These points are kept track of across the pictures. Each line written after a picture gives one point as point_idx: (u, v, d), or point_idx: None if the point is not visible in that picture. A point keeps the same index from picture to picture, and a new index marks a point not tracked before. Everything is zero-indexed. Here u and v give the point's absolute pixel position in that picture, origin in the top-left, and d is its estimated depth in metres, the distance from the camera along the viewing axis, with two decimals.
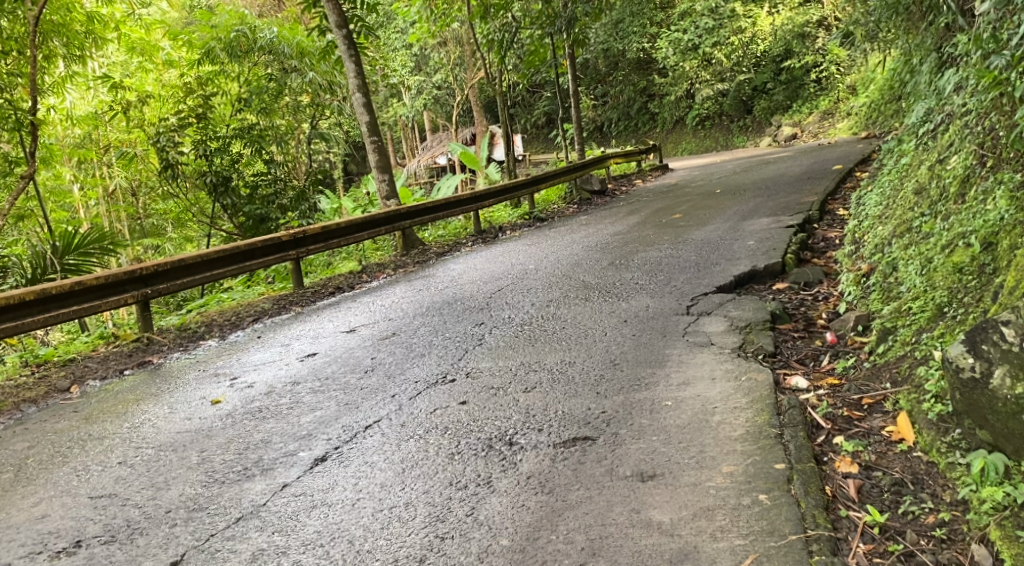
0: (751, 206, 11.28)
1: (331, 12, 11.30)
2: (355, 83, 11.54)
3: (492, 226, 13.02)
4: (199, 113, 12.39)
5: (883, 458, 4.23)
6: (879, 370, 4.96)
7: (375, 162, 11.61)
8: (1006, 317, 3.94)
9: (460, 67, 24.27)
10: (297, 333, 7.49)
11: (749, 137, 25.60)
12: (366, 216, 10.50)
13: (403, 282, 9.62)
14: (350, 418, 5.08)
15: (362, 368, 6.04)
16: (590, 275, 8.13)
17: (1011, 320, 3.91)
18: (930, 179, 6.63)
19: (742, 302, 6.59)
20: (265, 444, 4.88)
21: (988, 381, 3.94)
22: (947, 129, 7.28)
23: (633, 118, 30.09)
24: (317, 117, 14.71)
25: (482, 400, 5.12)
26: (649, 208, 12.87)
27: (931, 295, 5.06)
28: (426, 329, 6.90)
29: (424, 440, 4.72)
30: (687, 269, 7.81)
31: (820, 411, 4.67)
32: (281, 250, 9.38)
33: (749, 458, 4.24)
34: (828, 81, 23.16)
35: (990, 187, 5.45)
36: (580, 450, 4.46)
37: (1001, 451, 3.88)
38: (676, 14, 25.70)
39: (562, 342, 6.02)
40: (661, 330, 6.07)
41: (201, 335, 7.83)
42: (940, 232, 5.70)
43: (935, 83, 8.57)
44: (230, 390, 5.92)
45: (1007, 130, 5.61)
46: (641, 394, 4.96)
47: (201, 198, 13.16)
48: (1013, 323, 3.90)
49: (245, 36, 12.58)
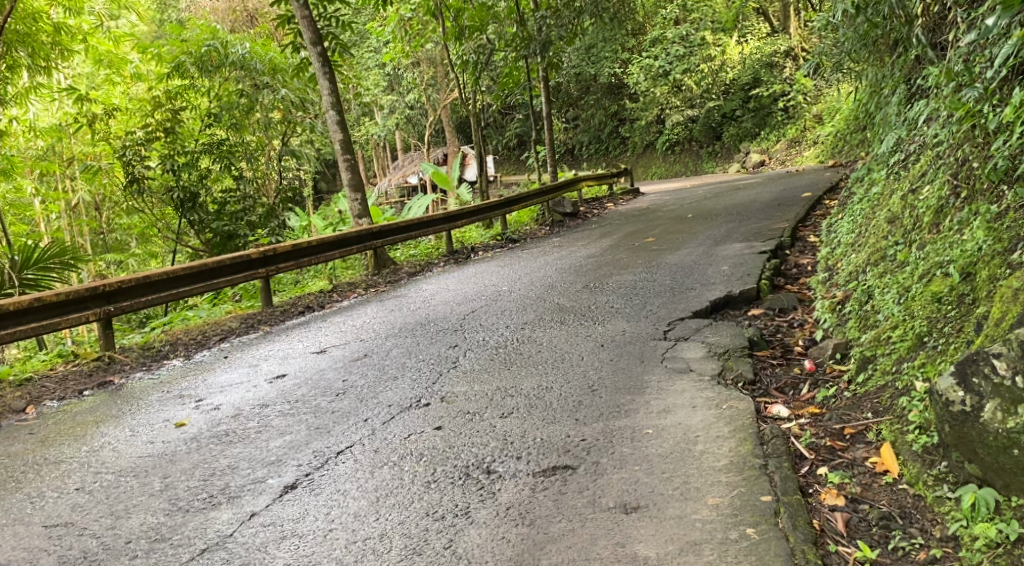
0: (723, 232, 11.29)
1: (305, 29, 11.14)
2: (328, 101, 11.40)
3: (464, 247, 12.92)
4: (167, 127, 12.21)
5: (869, 491, 4.17)
6: (861, 399, 4.91)
7: (348, 181, 11.43)
8: (997, 349, 3.92)
9: (432, 88, 24.23)
10: (265, 353, 7.30)
11: (718, 163, 25.73)
12: (338, 235, 10.34)
13: (375, 301, 9.47)
14: (321, 443, 4.93)
15: (332, 390, 5.89)
16: (565, 298, 8.05)
17: (1002, 353, 3.88)
18: (903, 208, 6.64)
19: (719, 327, 6.54)
20: (231, 470, 4.71)
21: (978, 415, 3.91)
22: (918, 160, 7.32)
23: (604, 142, 30.25)
24: (288, 134, 14.50)
25: (458, 426, 4.99)
26: (621, 231, 12.85)
27: (910, 324, 5.01)
28: (399, 351, 6.76)
29: (399, 467, 4.58)
30: (663, 293, 7.77)
31: (802, 441, 4.61)
32: (250, 267, 9.19)
33: (734, 490, 4.16)
34: (795, 110, 23.39)
35: (966, 218, 5.45)
36: (560, 479, 4.35)
37: (991, 486, 3.84)
38: (648, 41, 25.74)
39: (539, 366, 5.92)
40: (638, 355, 5.99)
41: (165, 354, 7.62)
42: (916, 261, 5.69)
43: (904, 114, 8.67)
44: (196, 412, 5.73)
45: (982, 161, 5.64)
46: (620, 422, 4.86)
47: (167, 214, 12.93)
48: (1004, 357, 3.88)
49: (216, 51, 12.35)
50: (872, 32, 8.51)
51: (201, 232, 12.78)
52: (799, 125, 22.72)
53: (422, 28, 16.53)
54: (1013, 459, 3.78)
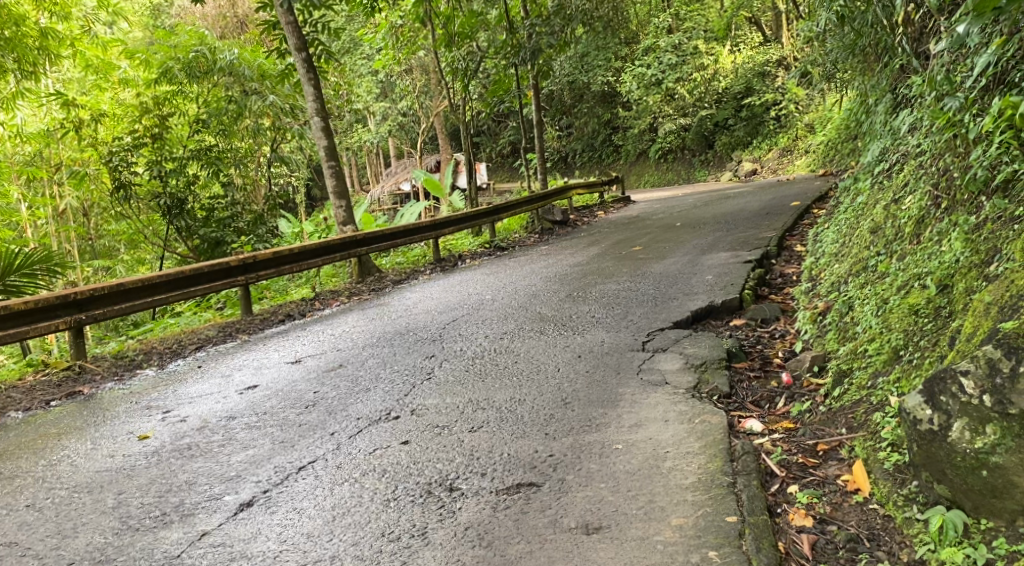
0: (710, 240, 11.20)
1: (290, 34, 11.03)
2: (313, 107, 11.26)
3: (452, 255, 12.80)
4: (154, 133, 12.07)
5: (838, 511, 4.07)
6: (835, 414, 4.81)
7: (332, 188, 11.29)
8: (965, 366, 3.81)
9: (425, 95, 24.11)
10: (239, 363, 7.18)
11: (710, 171, 25.72)
12: (321, 242, 10.20)
13: (357, 310, 9.35)
14: (283, 458, 4.82)
15: (302, 402, 5.77)
16: (547, 307, 7.94)
17: (970, 371, 3.78)
18: (885, 219, 6.55)
19: (698, 339, 6.43)
20: (188, 486, 4.60)
21: (947, 434, 3.82)
22: (901, 170, 7.24)
23: (597, 150, 30.22)
24: (278, 141, 14.35)
25: (425, 440, 4.88)
26: (609, 239, 12.74)
27: (887, 337, 4.92)
28: (375, 361, 6.64)
29: (359, 484, 4.47)
30: (645, 303, 7.67)
31: (774, 457, 4.51)
32: (230, 275, 9.04)
33: (699, 510, 4.05)
34: (787, 119, 23.36)
35: (945, 229, 5.37)
36: (522, 498, 4.23)
37: (960, 508, 3.75)
38: (641, 49, 25.71)
39: (513, 378, 5.81)
40: (615, 367, 5.88)
41: (137, 364, 7.49)
42: (896, 272, 5.60)
43: (890, 123, 8.60)
44: (161, 424, 5.61)
45: (961, 171, 5.56)
46: (591, 436, 4.75)
47: (155, 220, 12.86)
48: (972, 375, 3.78)
49: (204, 57, 12.17)
50: (858, 41, 8.44)
51: (188, 238, 12.62)
52: (791, 134, 22.66)
53: (413, 35, 16.42)
54: (982, 480, 3.69)
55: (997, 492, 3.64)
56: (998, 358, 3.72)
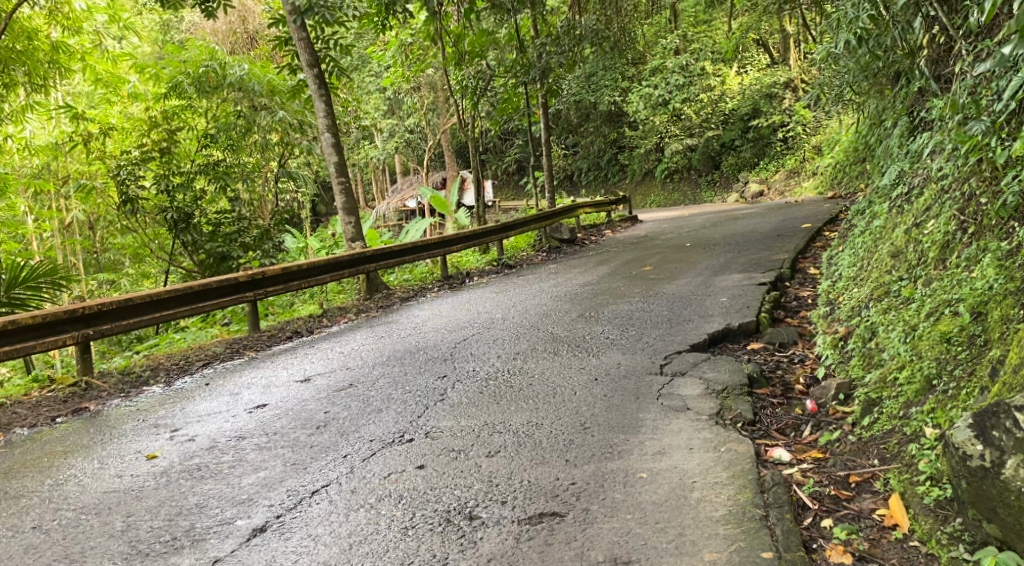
0: (721, 262, 11.08)
1: (302, 50, 10.94)
2: (324, 123, 11.17)
3: (459, 272, 12.68)
4: (162, 147, 11.94)
5: (877, 548, 3.95)
6: (867, 444, 4.66)
7: (341, 204, 11.15)
8: (1020, 401, 3.70)
9: (433, 112, 24.03)
10: (248, 380, 7.04)
11: (716, 192, 25.61)
12: (329, 258, 10.08)
13: (366, 327, 9.24)
14: (296, 481, 4.68)
15: (313, 423, 5.63)
16: (559, 327, 7.79)
17: None
18: (907, 242, 6.42)
19: (717, 362, 6.30)
20: (200, 509, 4.46)
21: (1000, 471, 3.68)
22: (921, 193, 7.13)
23: (603, 168, 30.12)
24: (286, 156, 14.26)
25: (441, 465, 4.74)
26: (618, 259, 12.62)
27: (917, 365, 4.77)
28: (387, 381, 6.49)
29: (376, 510, 4.34)
30: (660, 324, 7.54)
31: (805, 489, 4.37)
32: (238, 291, 8.93)
33: (733, 544, 3.94)
34: (794, 141, 23.29)
35: (974, 255, 5.26)
36: (546, 528, 4.11)
37: (1013, 549, 3.63)
38: (647, 70, 25.52)
39: (529, 400, 5.66)
40: (633, 391, 5.73)
41: (144, 381, 7.35)
42: (922, 298, 5.46)
43: (905, 146, 8.52)
44: (169, 444, 5.48)
45: (991, 197, 5.46)
46: (614, 463, 4.62)
47: (161, 234, 12.73)
48: None
49: (214, 71, 12.11)
50: (873, 63, 8.35)
51: (195, 252, 12.29)
52: (798, 155, 22.57)
53: (423, 53, 16.36)
54: None
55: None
56: None
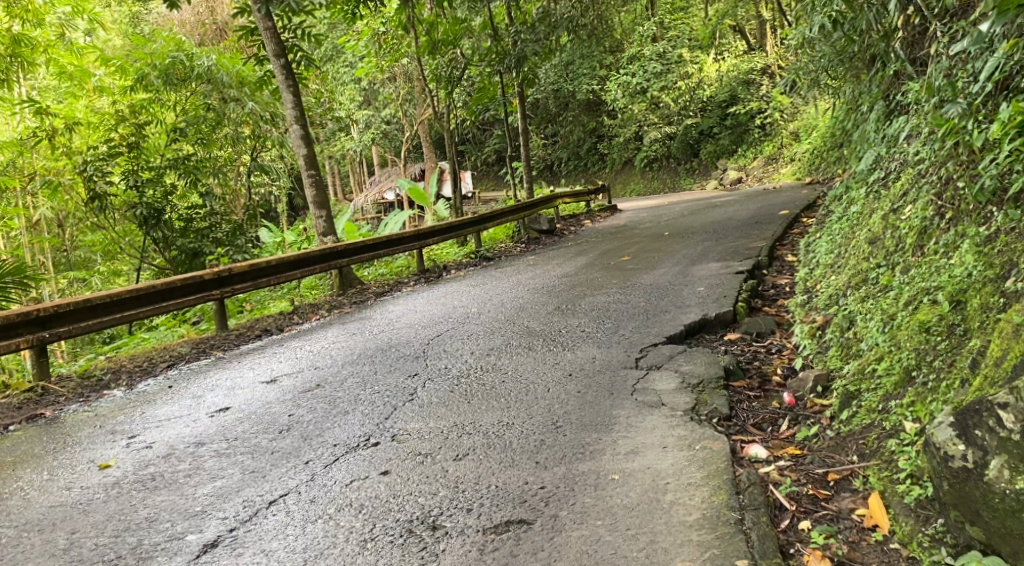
0: (699, 251, 10.91)
1: (268, 40, 10.58)
2: (292, 115, 10.83)
3: (435, 265, 12.44)
4: (131, 142, 11.62)
5: (856, 551, 3.81)
6: (845, 439, 4.52)
7: (312, 198, 10.83)
8: (1003, 399, 3.56)
9: (409, 103, 23.69)
10: (212, 382, 6.81)
11: (696, 179, 25.47)
12: (300, 254, 9.80)
13: (338, 324, 9.02)
14: (253, 490, 4.52)
15: (276, 426, 5.41)
16: (535, 321, 7.59)
17: (1009, 404, 3.53)
18: (884, 229, 6.27)
19: (693, 355, 6.14)
20: (149, 524, 4.31)
21: (983, 472, 3.54)
22: (897, 178, 7.01)
23: (582, 158, 29.88)
24: (259, 149, 13.98)
25: (406, 470, 4.56)
26: (597, 249, 12.41)
27: (896, 357, 4.63)
28: (355, 381, 6.28)
29: (334, 522, 4.18)
30: (636, 315, 7.37)
31: (782, 489, 4.23)
32: (204, 289, 8.64)
33: (706, 552, 3.79)
34: (772, 127, 23.18)
35: (952, 241, 5.11)
36: (512, 538, 3.95)
37: (996, 553, 3.50)
38: (625, 58, 25.40)
39: (501, 399, 5.47)
40: (608, 387, 5.55)
41: (105, 385, 7.10)
42: (900, 286, 5.32)
43: (882, 131, 8.40)
44: (124, 451, 5.27)
45: (968, 182, 5.33)
46: (585, 465, 4.46)
47: (131, 231, 12.33)
48: (1011, 408, 3.53)
49: (181, 63, 11.80)
50: (849, 47, 8.22)
51: (166, 248, 12.14)
52: (776, 142, 22.45)
53: (397, 43, 15.90)
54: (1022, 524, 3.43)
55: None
56: None
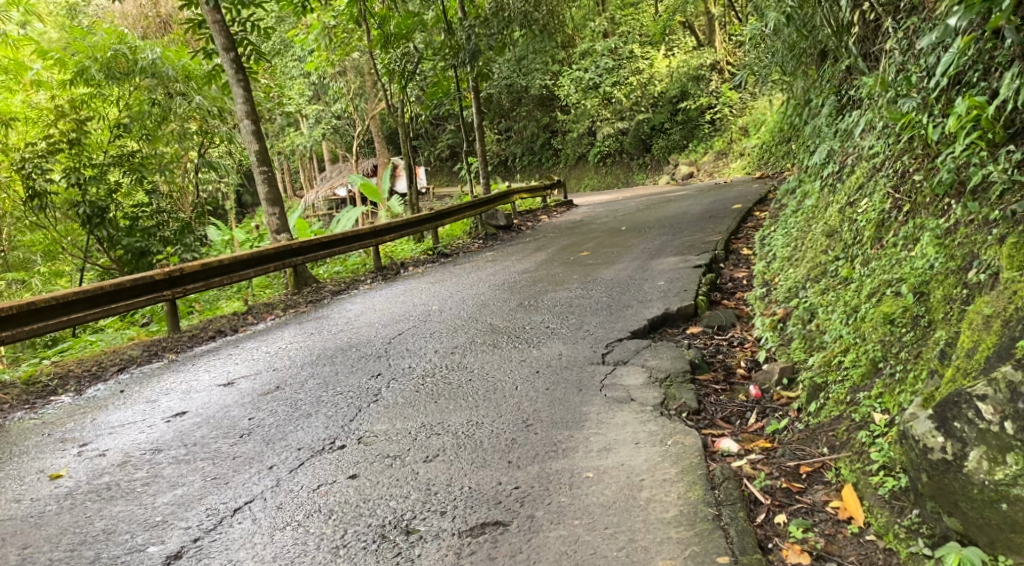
0: (656, 245, 10.94)
1: (218, 34, 10.32)
2: (243, 110, 10.58)
3: (392, 262, 12.30)
4: (71, 138, 11.13)
5: (833, 544, 3.83)
6: (815, 432, 4.55)
7: (265, 196, 10.61)
8: (982, 390, 3.60)
9: (360, 98, 23.40)
10: (167, 386, 6.63)
11: (648, 174, 25.64)
12: (253, 253, 9.59)
13: (295, 323, 8.84)
14: (216, 498, 4.40)
15: (237, 431, 5.27)
16: (498, 318, 7.53)
17: (988, 396, 3.58)
18: (841, 222, 6.33)
19: (659, 349, 6.13)
20: (107, 536, 4.17)
21: (962, 464, 3.59)
22: (852, 171, 7.09)
23: (537, 153, 29.87)
24: (206, 145, 13.68)
25: (375, 473, 4.47)
26: (555, 245, 12.38)
27: (862, 348, 4.67)
28: (316, 382, 6.15)
29: (304, 529, 4.09)
30: (600, 311, 7.35)
31: (756, 483, 4.24)
32: (155, 290, 8.40)
33: (687, 550, 3.78)
34: (721, 123, 23.43)
35: (910, 233, 5.15)
36: (489, 540, 3.90)
37: (974, 544, 3.54)
38: (577, 53, 25.49)
39: (469, 398, 5.40)
40: (576, 383, 5.51)
41: (52, 390, 6.87)
42: (861, 278, 5.36)
43: (834, 126, 8.49)
44: (76, 460, 5.09)
45: (925, 175, 5.39)
46: (559, 463, 4.42)
47: (74, 229, 11.86)
48: (990, 399, 3.57)
49: (124, 56, 11.42)
50: (800, 43, 8.31)
51: (111, 248, 11.82)
52: (725, 137, 22.70)
53: (348, 37, 15.66)
54: (1001, 514, 3.48)
55: (1016, 527, 3.43)
56: (1018, 380, 3.52)
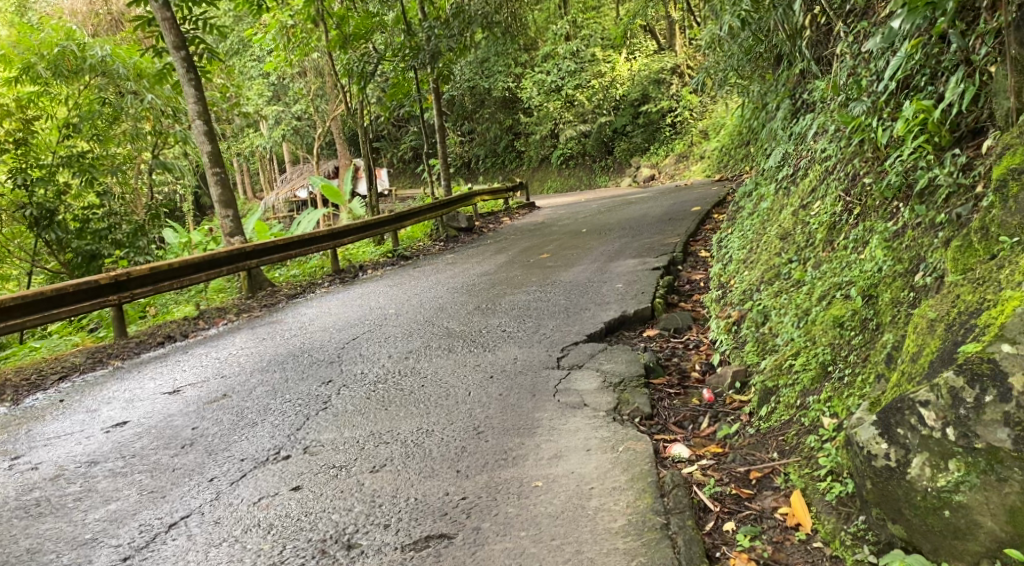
0: (615, 248, 10.92)
1: (168, 32, 10.04)
2: (195, 110, 10.33)
3: (349, 264, 12.14)
4: (17, 138, 10.89)
5: (781, 552, 3.81)
6: (765, 436, 4.53)
7: (218, 198, 10.38)
8: (924, 397, 3.57)
9: (319, 99, 23.17)
10: (109, 394, 6.45)
11: (611, 177, 25.69)
12: (206, 256, 9.37)
13: (246, 328, 8.66)
14: (150, 513, 4.26)
15: (178, 441, 5.12)
16: (454, 322, 7.44)
17: (929, 402, 3.54)
18: (794, 225, 6.34)
19: (614, 353, 6.08)
20: (32, 556, 4.02)
21: (905, 471, 3.58)
22: (806, 174, 7.10)
23: (499, 155, 29.79)
24: (160, 146, 13.49)
25: (319, 485, 4.37)
26: (515, 247, 12.30)
27: (813, 352, 4.67)
28: (264, 389, 6.01)
29: (241, 544, 3.98)
30: (556, 314, 7.29)
31: (706, 490, 4.21)
32: (100, 295, 8.17)
33: (633, 560, 3.74)
34: (682, 126, 23.54)
35: (860, 236, 5.16)
36: (432, 554, 3.82)
37: (918, 551, 3.54)
38: (539, 56, 25.46)
39: (420, 405, 5.31)
40: (529, 388, 5.44)
41: None
42: (812, 281, 5.36)
43: (789, 129, 8.53)
44: (6, 474, 4.91)
45: (874, 178, 5.41)
46: (507, 472, 4.35)
47: (21, 231, 11.14)
48: (932, 406, 3.54)
49: (72, 53, 10.99)
50: (756, 46, 8.33)
51: (61, 251, 11.54)
52: (686, 140, 22.82)
53: (306, 36, 15.46)
54: (942, 521, 3.48)
55: (958, 534, 3.44)
56: (960, 387, 3.49)
